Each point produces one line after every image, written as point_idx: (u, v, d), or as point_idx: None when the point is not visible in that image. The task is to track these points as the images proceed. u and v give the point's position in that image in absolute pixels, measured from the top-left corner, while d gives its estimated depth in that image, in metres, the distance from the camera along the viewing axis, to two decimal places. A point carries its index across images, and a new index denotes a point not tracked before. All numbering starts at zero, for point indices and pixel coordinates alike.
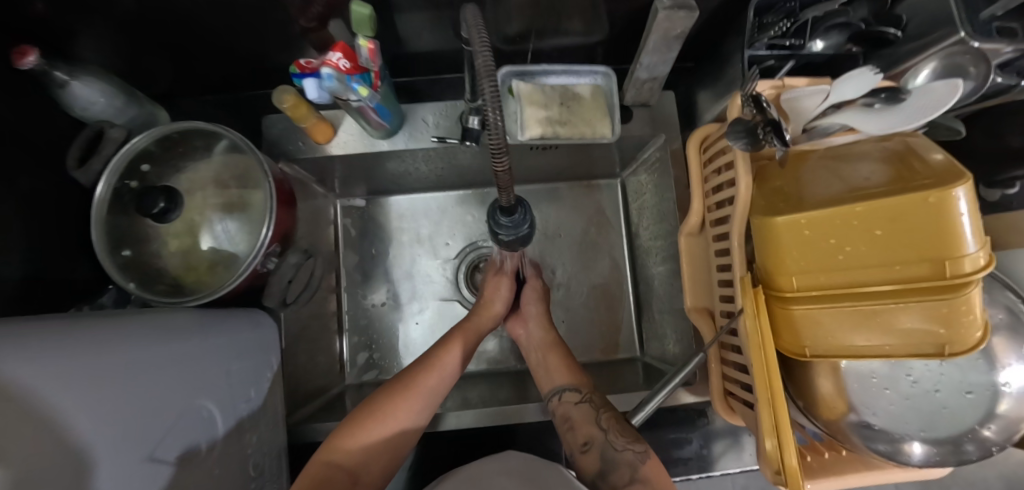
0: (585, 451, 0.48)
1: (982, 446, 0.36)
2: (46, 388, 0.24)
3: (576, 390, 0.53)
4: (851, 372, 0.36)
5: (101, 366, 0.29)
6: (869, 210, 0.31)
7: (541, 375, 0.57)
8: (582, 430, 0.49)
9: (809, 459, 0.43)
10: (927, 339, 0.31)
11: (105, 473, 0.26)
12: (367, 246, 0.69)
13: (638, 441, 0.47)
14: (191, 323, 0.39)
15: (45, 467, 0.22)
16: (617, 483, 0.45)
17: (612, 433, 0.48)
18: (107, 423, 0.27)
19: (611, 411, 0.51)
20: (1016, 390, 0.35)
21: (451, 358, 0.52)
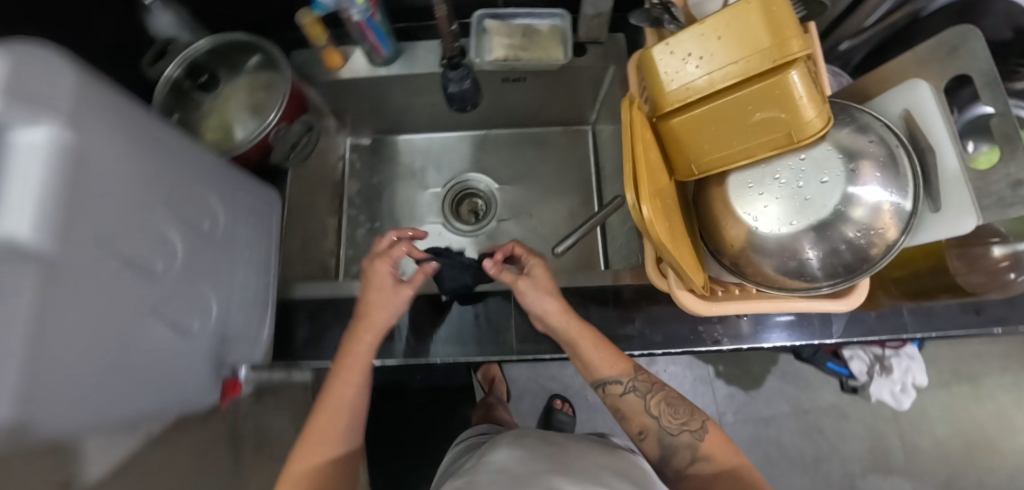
0: (643, 438, 0.53)
1: (838, 242, 0.41)
2: (114, 110, 0.37)
3: (619, 381, 0.53)
4: (733, 184, 0.42)
5: (152, 129, 0.41)
6: (713, 22, 0.39)
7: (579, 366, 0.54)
8: (636, 420, 0.54)
9: (720, 295, 0.47)
10: (778, 125, 0.38)
11: (137, 183, 0.38)
12: (369, 176, 0.80)
13: (692, 420, 0.52)
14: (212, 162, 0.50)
15: (94, 147, 0.34)
16: (679, 466, 0.51)
17: (665, 419, 0.52)
18: (146, 155, 0.40)
19: (659, 391, 0.54)
20: (870, 201, 0.40)
21: (349, 398, 0.53)
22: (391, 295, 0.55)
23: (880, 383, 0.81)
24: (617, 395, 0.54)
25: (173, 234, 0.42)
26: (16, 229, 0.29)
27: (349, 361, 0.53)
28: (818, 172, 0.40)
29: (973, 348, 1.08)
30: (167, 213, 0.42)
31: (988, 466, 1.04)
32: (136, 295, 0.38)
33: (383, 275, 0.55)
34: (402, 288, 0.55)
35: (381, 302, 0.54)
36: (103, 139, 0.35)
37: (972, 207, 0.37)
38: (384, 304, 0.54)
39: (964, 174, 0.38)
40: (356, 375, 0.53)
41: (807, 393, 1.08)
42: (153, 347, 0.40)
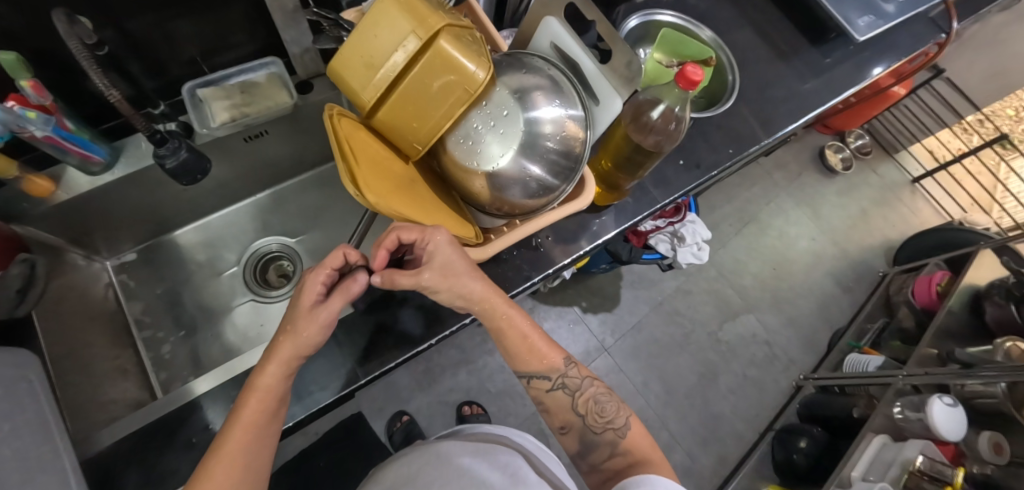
0: (561, 430, 0.61)
1: (550, 155, 0.51)
2: None
3: (545, 378, 0.59)
4: (450, 144, 0.49)
5: None
6: (365, 21, 0.44)
7: (515, 357, 0.59)
8: (562, 415, 0.61)
9: (494, 236, 0.54)
10: (453, 85, 0.46)
11: None
12: (151, 287, 0.74)
13: (617, 419, 0.59)
14: None
15: None
16: (596, 460, 0.58)
17: (587, 418, 0.59)
18: None
19: (587, 390, 0.60)
20: (550, 118, 0.50)
21: (244, 436, 0.43)
22: (310, 319, 0.46)
23: (685, 251, 0.97)
24: (545, 389, 0.60)
25: None
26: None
27: (255, 394, 0.44)
28: (498, 107, 0.49)
29: (744, 197, 1.37)
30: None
31: (791, 275, 1.33)
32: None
33: (311, 289, 0.46)
34: (324, 308, 0.46)
35: (301, 328, 0.45)
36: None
37: (614, 91, 0.50)
38: (307, 326, 0.45)
39: (602, 70, 0.50)
40: (257, 416, 0.44)
41: (655, 288, 1.25)
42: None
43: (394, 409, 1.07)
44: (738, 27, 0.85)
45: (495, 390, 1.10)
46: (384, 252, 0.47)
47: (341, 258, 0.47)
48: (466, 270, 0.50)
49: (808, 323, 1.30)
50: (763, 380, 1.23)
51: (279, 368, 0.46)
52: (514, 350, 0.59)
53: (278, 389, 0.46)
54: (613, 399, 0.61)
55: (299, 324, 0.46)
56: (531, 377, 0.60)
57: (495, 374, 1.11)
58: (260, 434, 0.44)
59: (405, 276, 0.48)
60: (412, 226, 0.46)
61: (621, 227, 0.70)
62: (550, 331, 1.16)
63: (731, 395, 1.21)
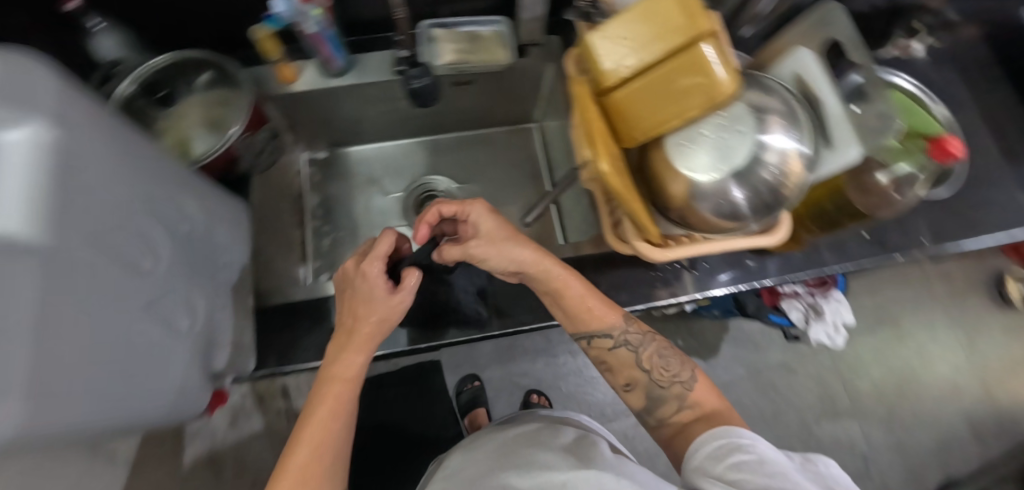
0: (628, 389, 0.58)
1: (765, 185, 0.49)
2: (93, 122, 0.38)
3: (608, 336, 0.57)
4: (670, 143, 0.49)
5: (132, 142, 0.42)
6: (637, 10, 0.47)
7: (566, 318, 0.58)
8: (627, 372, 0.58)
9: (672, 244, 0.54)
10: (699, 88, 0.46)
11: (112, 184, 0.38)
12: (328, 187, 0.82)
13: (683, 372, 0.56)
14: (187, 175, 0.50)
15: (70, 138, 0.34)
16: (664, 415, 0.56)
17: (654, 374, 0.56)
18: (127, 157, 0.41)
19: (650, 346, 0.57)
20: (778, 148, 0.48)
21: (328, 416, 0.51)
22: (387, 304, 0.52)
23: (818, 328, 0.92)
24: (607, 348, 0.57)
25: (151, 232, 0.43)
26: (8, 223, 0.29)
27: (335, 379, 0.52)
28: (734, 121, 0.48)
29: (889, 294, 1.24)
30: (150, 215, 0.43)
31: (917, 397, 1.17)
32: (129, 293, 0.39)
33: (377, 282, 0.52)
34: (399, 296, 0.53)
35: (373, 311, 0.52)
36: (92, 135, 0.36)
37: (852, 139, 0.47)
38: (375, 312, 0.52)
39: (847, 115, 0.47)
40: (342, 397, 0.52)
41: (758, 354, 1.17)
42: (148, 347, 0.41)
43: (468, 370, 1.13)
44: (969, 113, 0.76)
45: (564, 391, 1.11)
46: (427, 226, 0.58)
47: (388, 243, 0.54)
48: (507, 237, 0.54)
49: (921, 454, 1.14)
50: None
51: (360, 356, 0.53)
52: (568, 311, 0.57)
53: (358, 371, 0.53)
54: (677, 352, 0.58)
55: (368, 311, 0.52)
56: (591, 337, 0.57)
57: (569, 375, 1.12)
58: (344, 410, 0.52)
59: (455, 246, 0.54)
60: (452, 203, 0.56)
61: (780, 278, 0.66)
62: None
63: None
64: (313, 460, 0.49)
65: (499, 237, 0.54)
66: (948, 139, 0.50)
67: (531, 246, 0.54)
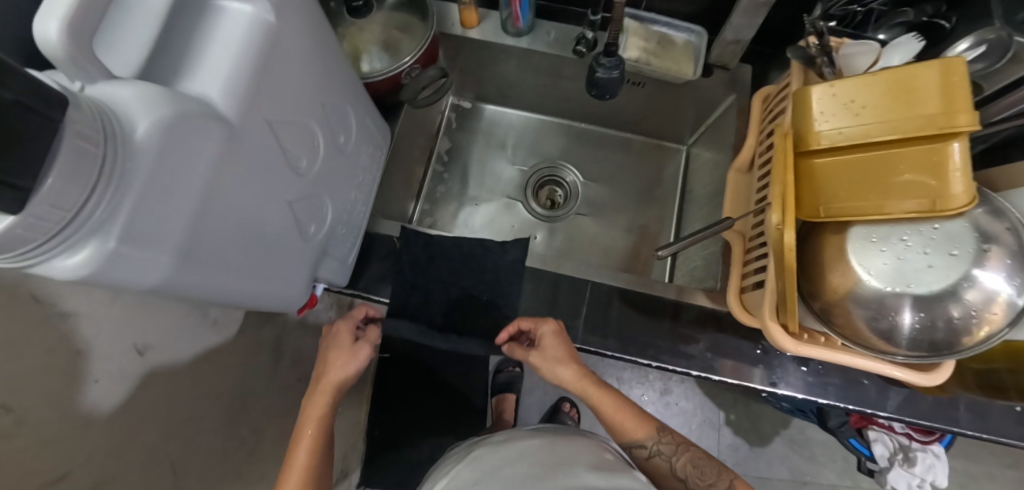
0: (667, 485, 0.53)
1: (949, 322, 0.41)
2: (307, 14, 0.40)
3: (642, 446, 0.54)
4: (855, 233, 0.43)
5: (326, 44, 0.44)
6: (883, 76, 0.40)
7: (608, 424, 0.56)
8: (666, 483, 0.53)
9: (804, 339, 0.48)
10: (921, 190, 0.39)
11: (302, 75, 0.41)
12: (461, 137, 0.82)
13: (719, 481, 0.52)
14: (357, 91, 0.52)
15: (283, 20, 0.36)
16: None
17: (692, 481, 0.52)
18: (319, 54, 0.43)
19: (685, 454, 0.53)
20: (988, 287, 0.40)
21: (305, 450, 0.49)
22: (346, 351, 0.52)
23: (901, 474, 0.81)
24: (643, 457, 0.54)
25: (318, 133, 0.45)
26: (207, 92, 0.31)
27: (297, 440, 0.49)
28: (947, 242, 0.40)
29: (987, 467, 1.08)
30: (319, 120, 0.45)
31: None
32: (283, 188, 0.41)
33: (344, 333, 0.54)
34: (362, 345, 0.52)
35: (337, 357, 0.52)
36: (293, 30, 0.38)
37: None
38: (341, 356, 0.52)
39: None
40: (314, 427, 0.49)
41: (809, 464, 1.09)
42: (282, 242, 0.43)
43: (513, 354, 1.14)
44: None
45: (595, 414, 1.11)
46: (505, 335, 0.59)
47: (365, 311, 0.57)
48: (562, 356, 0.55)
49: None
50: None
51: (325, 397, 0.50)
52: (609, 425, 0.56)
53: (325, 403, 0.50)
54: (713, 461, 0.54)
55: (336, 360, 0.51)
56: (628, 446, 0.55)
57: (607, 400, 1.12)
58: (319, 441, 0.49)
59: (518, 351, 0.58)
60: (527, 317, 0.59)
61: (897, 415, 0.58)
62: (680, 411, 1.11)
63: None
64: None
65: (568, 358, 0.55)
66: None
67: (581, 364, 0.55)
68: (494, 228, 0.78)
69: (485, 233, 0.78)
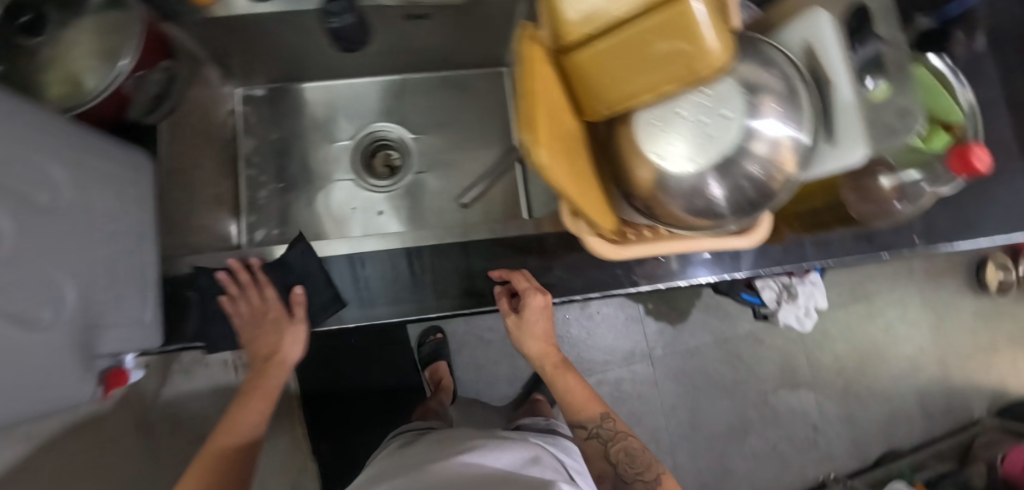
0: (598, 480, 0.65)
1: (747, 181, 0.40)
2: None
3: (582, 428, 0.66)
4: (638, 121, 0.40)
5: None
6: None
7: (564, 401, 0.66)
8: (596, 464, 0.65)
9: (631, 237, 0.46)
10: (676, 59, 0.35)
11: None
12: (268, 131, 0.72)
13: (648, 472, 0.63)
14: (61, 129, 0.39)
15: None
16: None
17: (620, 468, 0.64)
18: None
19: (621, 441, 0.65)
20: (769, 137, 0.39)
21: (246, 428, 0.60)
22: (276, 328, 0.57)
23: (788, 310, 0.90)
24: (582, 437, 0.66)
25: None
26: None
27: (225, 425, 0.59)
28: (718, 103, 0.38)
29: (866, 271, 1.24)
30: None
31: (876, 373, 1.22)
32: None
33: (277, 309, 0.56)
34: (298, 325, 0.57)
35: (268, 335, 0.57)
36: None
37: (863, 140, 0.37)
38: (280, 337, 0.58)
39: (857, 105, 0.38)
40: (252, 416, 0.61)
41: (727, 322, 1.20)
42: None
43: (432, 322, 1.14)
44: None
45: None
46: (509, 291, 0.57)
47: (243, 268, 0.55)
48: (547, 333, 0.62)
49: (872, 430, 1.20)
50: (792, 459, 1.18)
51: (274, 381, 0.61)
52: (563, 397, 0.66)
53: (275, 387, 0.62)
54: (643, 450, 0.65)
55: (275, 362, 0.60)
56: (575, 424, 0.66)
57: None
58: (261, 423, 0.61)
59: (512, 310, 0.57)
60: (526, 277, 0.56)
61: (754, 270, 0.60)
62: (604, 316, 1.18)
63: (751, 456, 1.18)
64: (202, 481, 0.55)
65: (542, 342, 0.63)
66: (969, 150, 0.37)
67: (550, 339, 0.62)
68: (336, 214, 0.72)
69: (328, 223, 0.71)
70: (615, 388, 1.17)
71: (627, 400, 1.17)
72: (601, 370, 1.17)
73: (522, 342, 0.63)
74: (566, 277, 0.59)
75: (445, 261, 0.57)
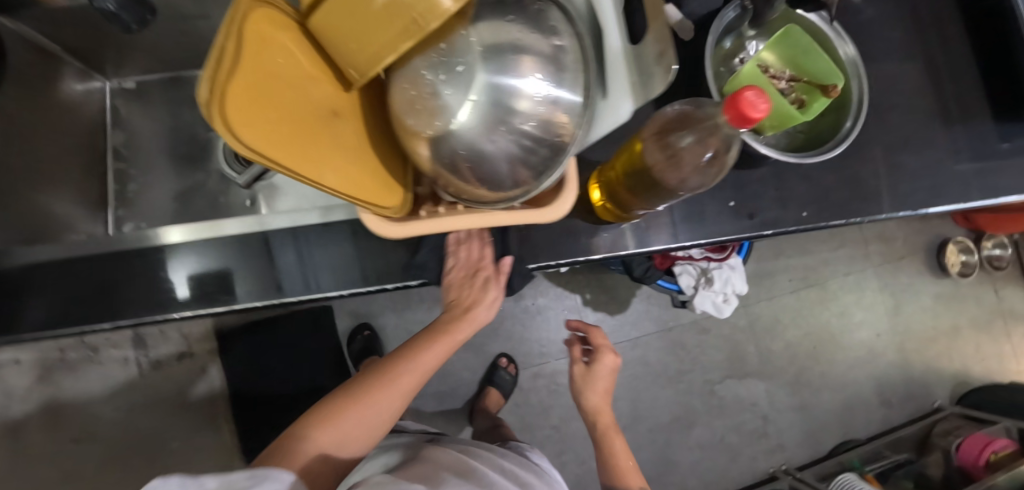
0: None
1: (521, 144, 0.37)
2: None
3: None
4: (393, 84, 0.36)
5: None
6: None
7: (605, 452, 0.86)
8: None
9: (425, 214, 0.43)
10: (399, 10, 0.32)
11: None
12: (135, 123, 0.73)
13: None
14: None
15: None
16: None
17: None
18: None
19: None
20: (532, 95, 0.35)
21: (408, 385, 0.60)
22: (487, 306, 0.63)
23: (704, 296, 0.86)
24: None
25: None
26: None
27: (360, 407, 0.57)
28: (466, 58, 0.34)
29: (818, 255, 1.18)
30: None
31: (827, 360, 1.17)
32: None
33: (477, 279, 0.62)
34: (491, 296, 0.63)
35: (477, 314, 0.64)
36: None
37: (630, 90, 0.34)
38: (481, 302, 0.63)
39: (625, 55, 0.35)
40: (414, 381, 0.61)
41: (670, 312, 1.16)
42: None
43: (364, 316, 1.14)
44: (897, 64, 0.67)
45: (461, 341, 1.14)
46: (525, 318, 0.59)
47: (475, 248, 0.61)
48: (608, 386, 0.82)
49: (823, 419, 1.17)
50: (739, 450, 1.15)
51: (440, 350, 0.63)
52: (607, 458, 0.87)
53: (440, 352, 0.63)
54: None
55: (460, 327, 0.65)
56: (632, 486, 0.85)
57: None
58: (410, 390, 0.61)
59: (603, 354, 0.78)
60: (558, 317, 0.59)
61: (613, 252, 0.58)
62: (539, 308, 1.13)
63: (696, 448, 1.14)
64: (353, 423, 0.57)
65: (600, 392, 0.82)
66: (740, 95, 0.33)
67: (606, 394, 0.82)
68: (204, 205, 0.72)
69: (201, 213, 0.71)
70: (552, 381, 1.14)
71: (565, 394, 1.13)
72: (537, 363, 1.14)
73: (584, 397, 0.83)
74: (414, 262, 0.57)
75: (294, 247, 0.57)
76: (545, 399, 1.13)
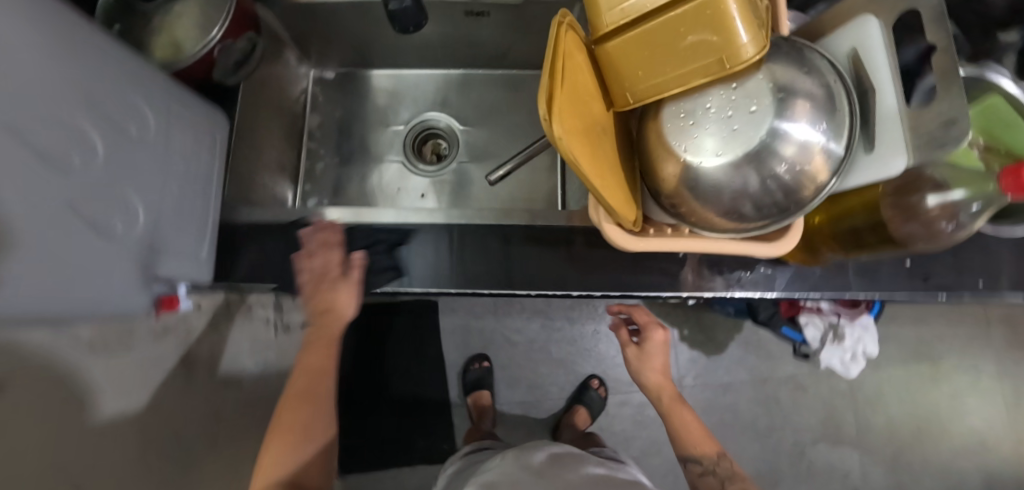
0: None
1: (778, 183, 0.39)
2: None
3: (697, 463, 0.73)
4: (666, 113, 0.40)
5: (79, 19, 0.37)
6: None
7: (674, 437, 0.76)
8: None
9: (650, 232, 0.46)
10: (705, 50, 0.35)
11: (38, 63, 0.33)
12: (333, 109, 0.80)
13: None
14: (152, 80, 0.46)
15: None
16: None
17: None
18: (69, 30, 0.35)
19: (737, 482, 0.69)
20: (801, 140, 0.37)
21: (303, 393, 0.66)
22: (347, 290, 0.62)
23: (832, 351, 0.84)
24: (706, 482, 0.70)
25: (86, 128, 0.37)
26: None
27: (284, 435, 0.63)
28: (748, 99, 0.37)
29: (934, 329, 1.13)
30: (90, 112, 0.38)
31: (934, 442, 1.10)
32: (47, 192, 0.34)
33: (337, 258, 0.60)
34: (353, 283, 0.61)
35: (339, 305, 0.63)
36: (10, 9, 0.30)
37: (906, 148, 0.36)
38: (337, 289, 0.62)
39: (901, 114, 0.37)
40: (318, 371, 0.67)
41: (768, 362, 1.13)
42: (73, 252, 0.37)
43: (463, 315, 1.18)
44: None
45: (554, 356, 1.17)
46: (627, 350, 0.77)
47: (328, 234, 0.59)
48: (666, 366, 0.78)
49: None
50: None
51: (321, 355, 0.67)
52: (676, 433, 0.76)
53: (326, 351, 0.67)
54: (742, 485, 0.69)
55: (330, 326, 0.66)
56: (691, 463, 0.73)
57: (559, 341, 1.17)
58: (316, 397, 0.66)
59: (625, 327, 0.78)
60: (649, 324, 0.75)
61: (788, 291, 0.58)
62: None
63: None
64: (271, 465, 0.61)
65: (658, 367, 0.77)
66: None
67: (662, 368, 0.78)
68: (380, 190, 0.78)
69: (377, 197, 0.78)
70: (639, 412, 1.13)
71: (650, 426, 1.12)
72: (626, 391, 1.14)
73: (643, 375, 0.78)
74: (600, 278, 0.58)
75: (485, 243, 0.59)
76: (629, 428, 1.13)
